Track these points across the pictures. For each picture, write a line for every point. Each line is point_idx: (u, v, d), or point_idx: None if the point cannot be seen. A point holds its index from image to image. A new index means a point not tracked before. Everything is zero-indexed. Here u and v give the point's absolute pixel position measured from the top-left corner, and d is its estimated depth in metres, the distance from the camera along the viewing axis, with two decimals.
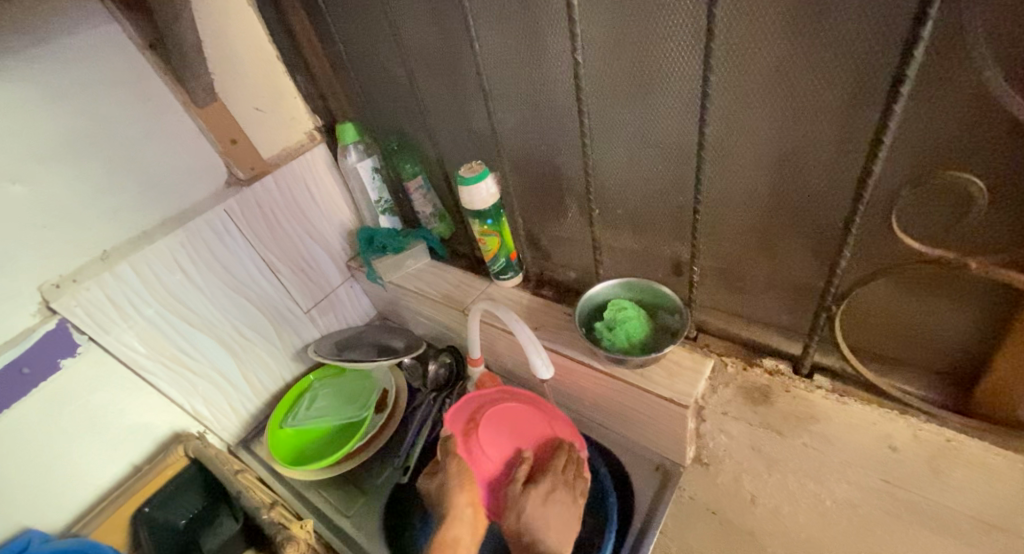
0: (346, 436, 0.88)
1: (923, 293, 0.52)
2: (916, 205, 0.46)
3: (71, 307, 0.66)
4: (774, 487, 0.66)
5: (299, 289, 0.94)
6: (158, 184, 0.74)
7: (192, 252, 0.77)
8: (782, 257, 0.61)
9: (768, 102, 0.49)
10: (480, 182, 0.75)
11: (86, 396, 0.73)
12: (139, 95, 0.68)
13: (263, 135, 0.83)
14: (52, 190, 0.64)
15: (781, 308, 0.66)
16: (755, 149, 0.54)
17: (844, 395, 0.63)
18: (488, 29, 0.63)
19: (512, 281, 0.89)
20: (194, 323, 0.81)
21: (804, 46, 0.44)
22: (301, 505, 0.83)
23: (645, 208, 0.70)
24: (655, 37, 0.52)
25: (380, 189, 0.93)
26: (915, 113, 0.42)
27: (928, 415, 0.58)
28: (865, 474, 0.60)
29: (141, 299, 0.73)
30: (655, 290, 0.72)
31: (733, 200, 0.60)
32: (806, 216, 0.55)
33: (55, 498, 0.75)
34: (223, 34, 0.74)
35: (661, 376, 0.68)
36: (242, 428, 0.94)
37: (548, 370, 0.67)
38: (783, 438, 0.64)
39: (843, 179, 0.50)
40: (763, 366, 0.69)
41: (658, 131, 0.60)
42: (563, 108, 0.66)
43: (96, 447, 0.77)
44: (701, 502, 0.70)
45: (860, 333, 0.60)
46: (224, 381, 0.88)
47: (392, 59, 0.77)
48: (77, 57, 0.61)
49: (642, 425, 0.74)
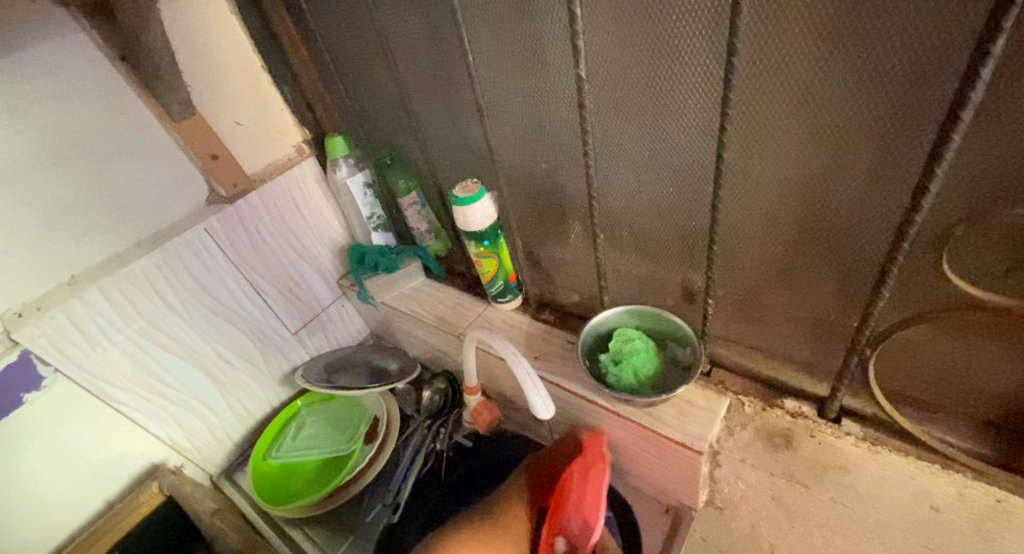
0: (333, 469, 0.83)
1: (975, 341, 0.46)
2: (970, 242, 0.40)
3: (34, 337, 0.61)
4: (793, 540, 0.58)
5: (287, 311, 0.89)
6: (132, 203, 0.69)
7: (170, 275, 0.72)
8: (806, 290, 0.55)
9: (797, 125, 0.43)
10: (476, 203, 0.69)
11: (54, 431, 0.68)
12: (109, 109, 0.63)
13: (247, 149, 0.78)
14: (13, 214, 0.59)
15: (805, 344, 0.60)
16: (781, 175, 0.48)
17: (878, 443, 0.57)
18: (483, 40, 0.58)
19: (512, 304, 0.83)
20: (172, 350, 0.76)
21: (843, 61, 0.38)
22: (283, 546, 0.78)
23: (654, 232, 0.64)
24: (668, 48, 0.46)
25: (371, 205, 0.88)
26: (974, 140, 0.36)
27: (976, 472, 0.52)
28: (904, 538, 0.52)
29: (113, 327, 0.68)
30: (665, 320, 0.66)
31: (754, 227, 0.54)
32: (837, 248, 0.49)
33: (21, 538, 0.70)
34: (202, 43, 0.69)
35: (671, 416, 0.62)
36: (226, 458, 0.89)
37: (549, 411, 0.62)
38: (809, 491, 0.57)
39: (881, 209, 0.44)
40: (784, 407, 0.64)
41: (670, 151, 0.54)
42: (564, 125, 0.60)
43: (66, 483, 0.72)
44: (714, 545, 0.62)
45: (896, 376, 0.54)
46: (206, 409, 0.83)
47: (383, 70, 0.71)
48: (40, 70, 0.57)
49: (651, 467, 0.68)
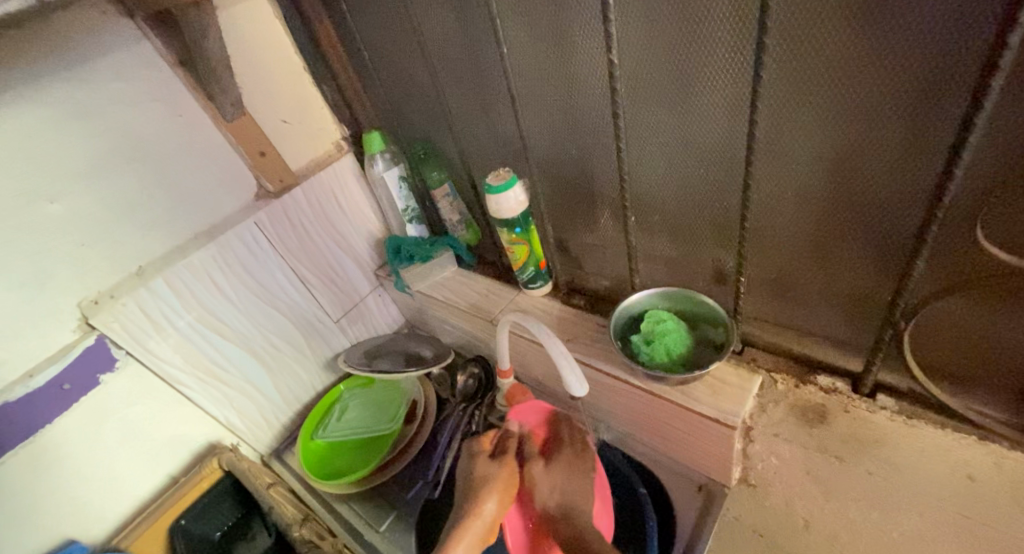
0: (376, 447, 0.87)
1: (1010, 313, 0.46)
2: (1004, 210, 0.41)
3: (108, 323, 0.67)
4: (831, 513, 0.57)
5: (329, 300, 0.94)
6: (190, 198, 0.74)
7: (224, 266, 0.77)
8: (839, 266, 0.56)
9: (827, 101, 0.45)
10: (509, 190, 0.72)
11: (124, 409, 0.74)
12: (170, 111, 0.68)
13: (290, 146, 0.83)
14: (89, 209, 0.64)
15: (839, 322, 0.61)
16: (812, 152, 0.49)
17: (913, 417, 0.59)
18: (517, 31, 0.60)
19: (542, 290, 0.85)
20: (227, 336, 0.81)
21: (873, 36, 0.39)
22: (333, 519, 0.82)
23: (685, 214, 0.66)
24: (699, 31, 0.48)
25: (406, 198, 0.92)
26: (1006, 108, 0.37)
27: (1014, 442, 0.53)
28: (942, 509, 0.53)
29: (175, 314, 0.74)
30: (696, 301, 0.68)
31: (786, 204, 0.55)
32: (870, 223, 0.50)
33: (97, 508, 0.76)
34: (250, 47, 0.73)
35: (704, 394, 0.64)
36: (275, 439, 0.94)
37: (583, 388, 0.64)
38: (846, 464, 0.59)
39: (913, 182, 0.45)
40: (817, 383, 0.65)
41: (701, 133, 0.56)
42: (594, 112, 0.62)
43: (135, 458, 0.78)
44: (746, 524, 0.62)
45: (930, 351, 0.55)
46: (257, 392, 0.88)
47: (418, 66, 0.74)
48: (110, 76, 0.62)
49: (683, 446, 0.70)
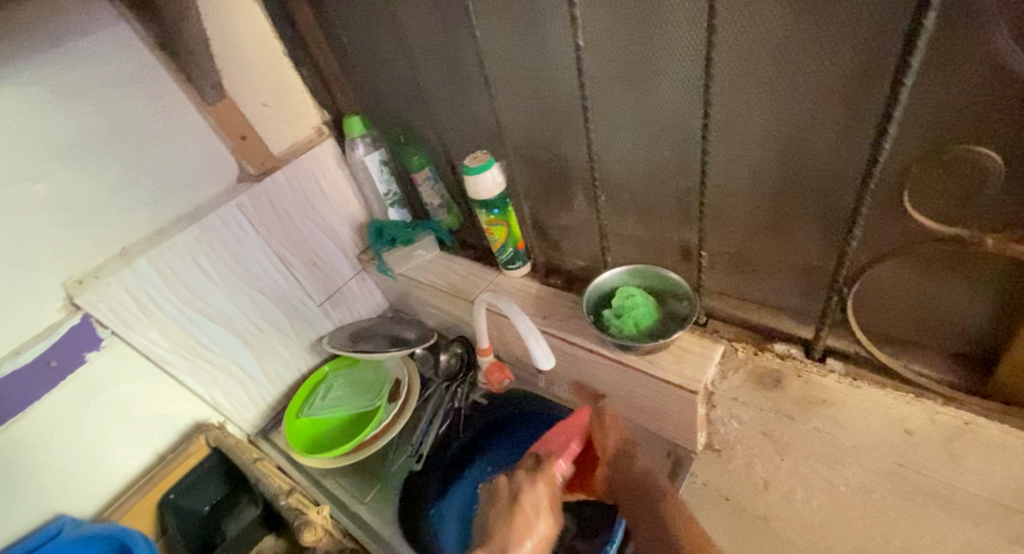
0: (360, 425, 0.90)
1: (939, 276, 0.51)
2: (929, 180, 0.45)
3: (93, 302, 0.69)
4: (787, 472, 0.64)
5: (312, 283, 0.96)
6: (172, 180, 0.75)
7: (207, 248, 0.79)
8: (791, 240, 0.60)
9: (773, 81, 0.48)
10: (485, 171, 0.75)
11: (111, 388, 0.76)
12: (150, 94, 0.70)
13: (271, 130, 0.84)
14: (71, 190, 0.66)
15: (794, 293, 0.65)
16: (762, 131, 0.53)
17: (857, 379, 0.63)
18: (489, 16, 0.63)
19: (521, 270, 0.89)
20: (211, 316, 0.83)
21: (810, 20, 0.42)
22: (319, 492, 0.86)
23: (652, 194, 0.69)
24: (656, 15, 0.51)
25: (388, 182, 0.94)
26: (925, 85, 0.41)
27: (945, 399, 0.57)
28: (880, 459, 0.58)
29: (159, 294, 0.75)
30: (663, 276, 0.71)
31: (741, 181, 0.59)
32: (816, 197, 0.54)
33: (85, 485, 0.78)
34: (229, 31, 0.75)
35: (670, 362, 0.68)
36: (261, 419, 0.97)
37: (548, 360, 0.67)
38: (794, 422, 0.63)
39: (851, 157, 0.49)
40: (773, 350, 0.69)
41: (663, 114, 0.59)
42: (564, 96, 0.66)
43: (122, 436, 0.80)
44: (712, 488, 0.69)
45: (872, 316, 0.60)
46: (242, 373, 0.90)
47: (397, 52, 0.77)
48: (90, 58, 0.63)
49: (653, 414, 0.74)
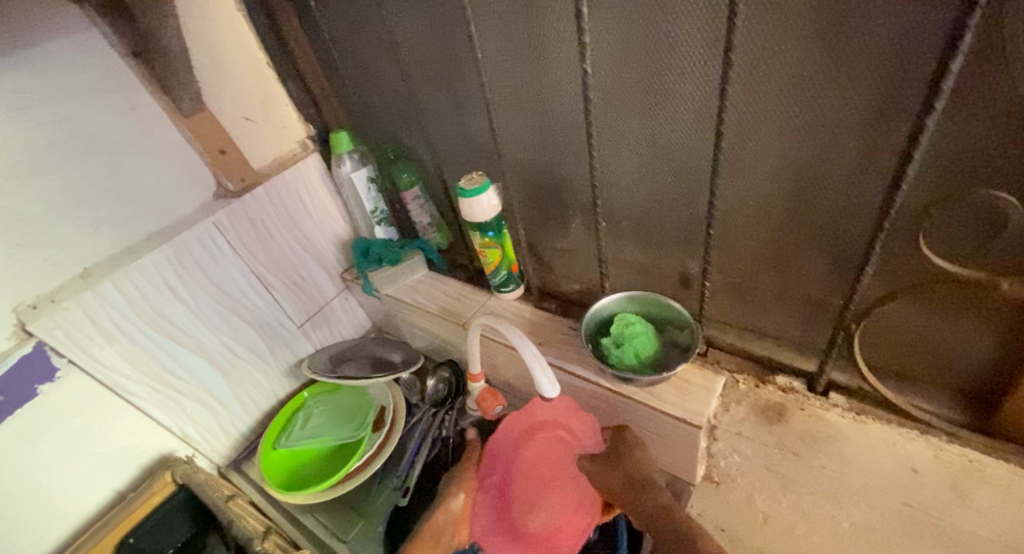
0: (344, 456, 0.85)
1: (948, 315, 0.51)
2: (944, 221, 0.45)
3: (49, 329, 0.62)
4: (789, 506, 0.64)
5: (292, 304, 0.91)
6: (142, 196, 0.70)
7: (180, 269, 0.73)
8: (796, 272, 0.59)
9: (787, 116, 0.48)
10: (482, 194, 0.72)
11: (66, 421, 0.69)
12: (122, 104, 0.64)
13: (253, 144, 0.80)
14: (28, 207, 0.60)
15: (796, 324, 0.65)
16: (772, 165, 0.52)
17: (862, 413, 0.62)
18: (492, 36, 0.61)
19: (514, 293, 0.86)
20: (181, 341, 0.77)
21: (830, 58, 0.42)
22: (297, 530, 0.81)
23: (654, 219, 0.68)
24: (668, 43, 0.50)
25: (376, 200, 0.90)
26: (946, 127, 0.40)
27: (950, 435, 0.57)
28: (886, 498, 0.58)
29: (125, 319, 0.69)
30: (664, 304, 0.69)
31: (747, 214, 0.58)
32: (823, 230, 0.54)
33: (32, 529, 0.71)
34: (212, 40, 0.70)
35: (672, 395, 0.66)
36: (232, 450, 0.91)
37: (554, 389, 0.64)
38: (800, 458, 0.63)
39: (864, 194, 0.48)
40: (775, 383, 0.68)
41: (669, 143, 0.58)
42: (567, 121, 0.64)
43: (77, 473, 0.73)
44: (710, 521, 0.67)
45: (876, 350, 0.59)
46: (214, 401, 0.84)
47: (391, 67, 0.74)
48: (56, 63, 0.58)
49: (651, 447, 0.72)
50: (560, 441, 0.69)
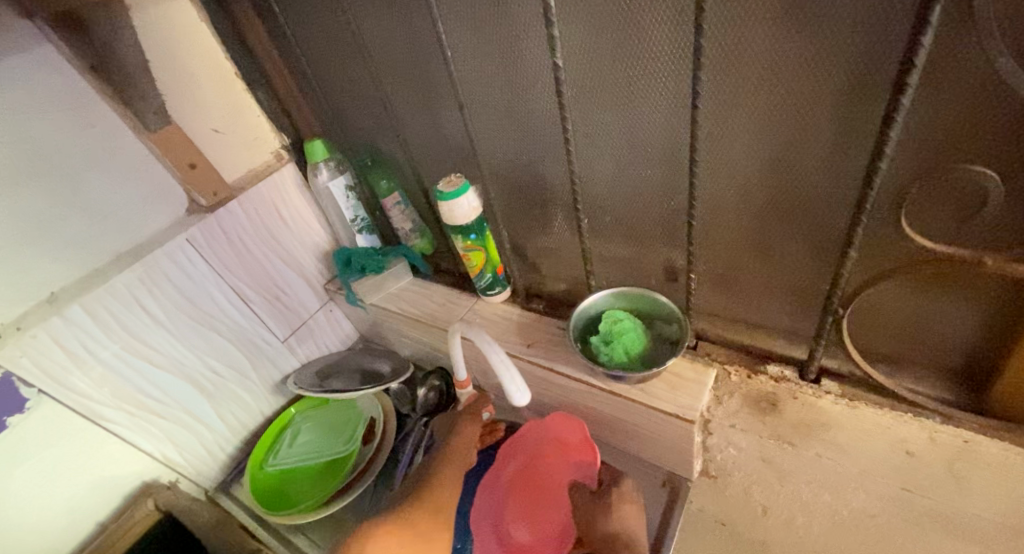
0: (333, 471, 0.83)
1: (934, 293, 0.50)
2: (924, 198, 0.45)
3: (15, 358, 0.60)
4: (787, 497, 0.62)
5: (274, 319, 0.89)
6: (109, 217, 0.68)
7: (153, 289, 0.71)
8: (780, 260, 0.59)
9: (762, 101, 0.47)
10: (461, 197, 0.70)
11: (40, 453, 0.66)
12: (83, 122, 0.62)
13: (224, 157, 0.78)
14: None
15: (784, 312, 0.64)
16: (749, 151, 0.51)
17: (855, 399, 0.62)
18: (462, 38, 0.59)
19: (501, 296, 0.85)
20: (158, 363, 0.74)
21: (800, 39, 0.41)
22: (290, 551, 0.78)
23: (637, 214, 0.66)
24: (636, 32, 0.48)
25: (355, 208, 0.88)
26: (922, 104, 0.40)
27: (945, 417, 0.57)
28: (882, 483, 0.58)
29: (96, 343, 0.67)
30: (651, 299, 0.68)
31: (728, 203, 0.57)
32: (805, 215, 0.53)
33: None
34: (174, 52, 0.68)
35: (664, 390, 0.64)
36: (220, 472, 0.89)
37: (524, 397, 0.61)
38: (796, 449, 0.62)
39: (844, 176, 0.48)
40: (767, 373, 0.68)
41: (642, 137, 0.57)
42: (541, 118, 0.63)
43: (55, 507, 0.70)
44: (710, 514, 0.65)
45: (866, 334, 0.59)
46: (197, 422, 0.82)
47: (362, 73, 0.72)
48: (11, 83, 0.55)
49: (645, 445, 0.71)
50: (556, 453, 0.71)
